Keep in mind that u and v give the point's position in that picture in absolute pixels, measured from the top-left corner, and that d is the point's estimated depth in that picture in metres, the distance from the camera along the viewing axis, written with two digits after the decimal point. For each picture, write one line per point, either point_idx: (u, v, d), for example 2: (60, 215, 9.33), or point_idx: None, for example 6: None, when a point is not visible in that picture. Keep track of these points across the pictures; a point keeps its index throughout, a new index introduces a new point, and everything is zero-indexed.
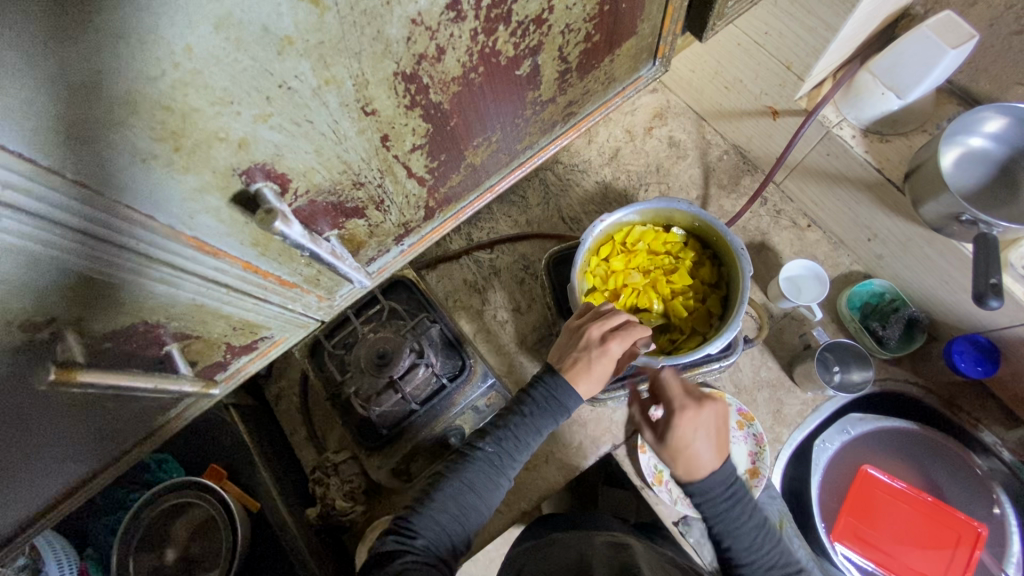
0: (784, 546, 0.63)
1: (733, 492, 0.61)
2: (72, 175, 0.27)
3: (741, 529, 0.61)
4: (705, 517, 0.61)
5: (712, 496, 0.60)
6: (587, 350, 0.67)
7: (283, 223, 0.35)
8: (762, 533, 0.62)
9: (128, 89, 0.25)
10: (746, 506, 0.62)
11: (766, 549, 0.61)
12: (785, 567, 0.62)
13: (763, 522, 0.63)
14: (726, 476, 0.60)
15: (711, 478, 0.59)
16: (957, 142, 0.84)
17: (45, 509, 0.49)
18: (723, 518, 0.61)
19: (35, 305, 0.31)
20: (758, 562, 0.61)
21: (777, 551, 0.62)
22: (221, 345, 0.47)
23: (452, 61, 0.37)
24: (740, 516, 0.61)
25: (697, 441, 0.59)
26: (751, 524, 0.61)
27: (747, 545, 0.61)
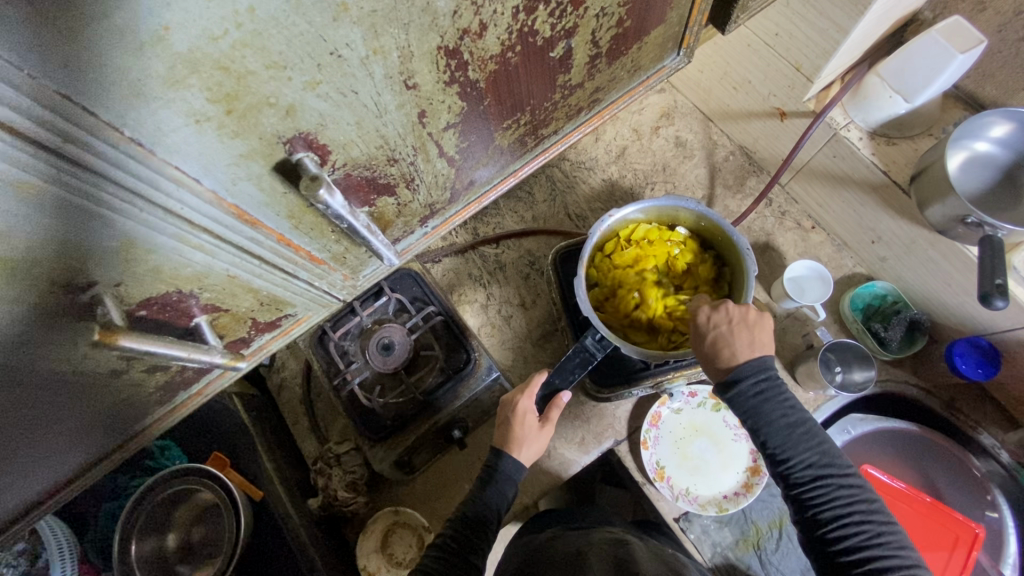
0: (829, 448, 0.61)
1: (765, 384, 0.62)
2: (129, 130, 0.27)
3: (774, 423, 0.61)
4: (736, 412, 0.63)
5: (740, 386, 0.62)
6: (513, 418, 0.86)
7: (328, 192, 0.35)
8: (799, 429, 0.61)
9: (190, 47, 0.26)
10: (779, 400, 0.62)
11: (801, 455, 0.60)
12: (827, 467, 0.60)
13: (804, 419, 0.62)
14: (756, 369, 0.62)
15: (738, 368, 0.62)
16: (963, 146, 0.85)
17: (63, 484, 0.50)
18: (754, 410, 0.62)
19: (84, 264, 0.32)
20: (795, 458, 0.60)
21: (818, 450, 0.61)
22: (247, 320, 0.48)
23: (492, 38, 0.38)
24: (771, 409, 0.61)
25: (731, 333, 0.63)
26: (785, 418, 0.61)
27: (781, 440, 0.61)
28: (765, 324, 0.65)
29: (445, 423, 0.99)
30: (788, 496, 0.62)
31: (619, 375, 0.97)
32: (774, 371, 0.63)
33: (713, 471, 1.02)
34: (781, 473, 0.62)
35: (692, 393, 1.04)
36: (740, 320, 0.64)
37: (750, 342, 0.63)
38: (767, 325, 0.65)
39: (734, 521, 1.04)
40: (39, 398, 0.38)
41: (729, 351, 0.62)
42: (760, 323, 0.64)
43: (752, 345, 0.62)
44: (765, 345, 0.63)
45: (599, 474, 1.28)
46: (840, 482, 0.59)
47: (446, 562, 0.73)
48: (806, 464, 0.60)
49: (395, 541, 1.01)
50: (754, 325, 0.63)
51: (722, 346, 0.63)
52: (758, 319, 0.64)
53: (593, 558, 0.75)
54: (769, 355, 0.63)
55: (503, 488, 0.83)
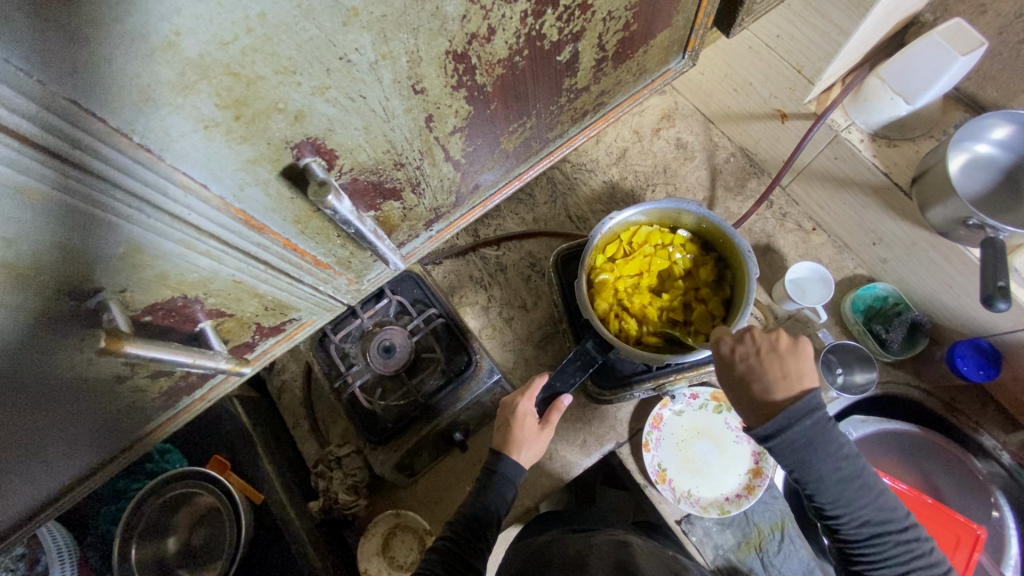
0: (883, 500, 0.60)
1: (817, 436, 0.58)
2: (138, 136, 0.27)
3: (828, 483, 0.59)
4: (784, 467, 0.60)
5: (792, 445, 0.59)
6: (513, 420, 0.86)
7: (336, 197, 0.35)
8: (855, 484, 0.59)
9: (199, 53, 0.25)
10: (835, 457, 0.59)
11: (854, 512, 0.60)
12: (882, 523, 0.60)
13: (859, 472, 0.60)
14: (805, 416, 0.58)
15: (785, 421, 0.58)
16: (964, 148, 0.85)
17: (65, 490, 0.50)
18: (806, 468, 0.59)
19: (90, 270, 0.31)
20: (848, 515, 0.60)
21: (872, 505, 0.60)
22: (251, 325, 0.47)
23: (501, 42, 0.38)
24: (826, 468, 0.59)
25: (761, 365, 0.61)
26: (840, 475, 0.59)
27: (836, 499, 0.59)
28: (800, 352, 0.62)
29: (446, 426, 0.99)
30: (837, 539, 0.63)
31: (621, 377, 0.96)
32: (824, 416, 0.59)
33: (714, 473, 1.02)
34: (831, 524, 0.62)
35: (693, 395, 1.04)
36: (770, 349, 0.62)
37: (787, 375, 0.60)
38: (803, 355, 0.62)
39: (736, 523, 1.04)
40: (45, 405, 0.38)
41: (762, 385, 0.60)
42: (795, 354, 0.62)
43: (786, 377, 0.60)
44: (805, 379, 0.60)
45: (600, 476, 1.27)
46: (895, 539, 0.59)
47: (446, 564, 0.73)
48: (861, 522, 0.60)
49: (396, 544, 1.00)
50: (786, 356, 0.61)
51: (753, 378, 0.61)
52: (790, 347, 0.62)
53: (594, 561, 0.75)
54: (812, 389, 0.60)
55: (505, 491, 0.82)
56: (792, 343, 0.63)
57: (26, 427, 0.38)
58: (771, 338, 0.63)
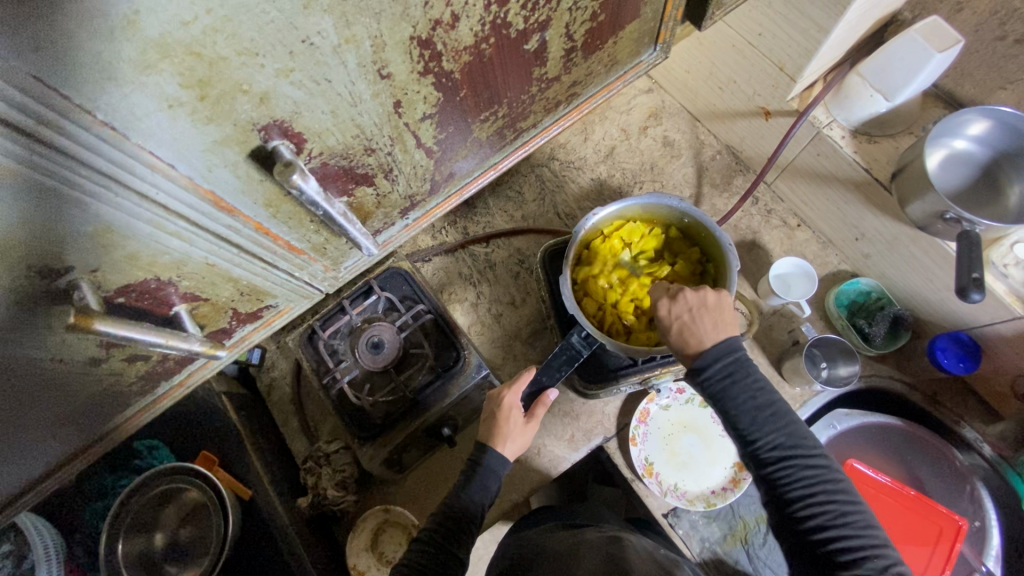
0: (796, 428, 0.60)
1: (732, 368, 0.61)
2: (102, 114, 0.28)
3: (741, 406, 0.60)
4: (705, 397, 0.62)
5: (706, 372, 0.62)
6: (502, 414, 0.86)
7: (302, 177, 0.36)
8: (767, 411, 0.60)
9: (159, 32, 0.26)
10: (747, 383, 0.61)
11: (764, 436, 0.60)
12: (794, 448, 0.59)
13: (771, 400, 0.61)
14: (722, 353, 0.62)
15: (705, 356, 0.62)
16: (940, 144, 0.87)
17: (44, 475, 0.51)
18: (722, 395, 0.61)
19: (58, 249, 0.32)
20: (761, 439, 0.60)
21: (785, 431, 0.60)
22: (228, 310, 0.48)
23: (465, 29, 0.39)
24: (739, 392, 0.61)
25: (694, 320, 0.63)
26: (753, 401, 0.61)
27: (748, 421, 0.60)
28: (724, 306, 0.65)
29: (433, 423, 1.00)
30: (757, 477, 0.61)
31: (606, 371, 0.97)
32: (742, 351, 0.62)
33: (700, 467, 1.03)
34: (749, 454, 0.61)
35: (679, 390, 1.06)
36: (700, 305, 0.64)
37: (714, 326, 0.63)
38: (727, 306, 0.65)
39: (722, 516, 1.05)
40: (14, 388, 0.39)
41: (695, 337, 0.63)
42: (721, 306, 0.65)
43: (716, 327, 0.63)
44: (729, 327, 0.63)
45: (589, 471, 1.28)
46: (808, 466, 0.58)
47: (432, 556, 0.74)
48: (773, 446, 0.59)
49: (385, 540, 1.00)
50: (715, 308, 0.64)
51: (687, 334, 0.63)
52: (717, 301, 0.65)
53: (584, 555, 0.76)
54: (735, 335, 0.63)
55: (488, 483, 0.83)
56: (718, 296, 0.65)
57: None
58: (701, 296, 0.65)
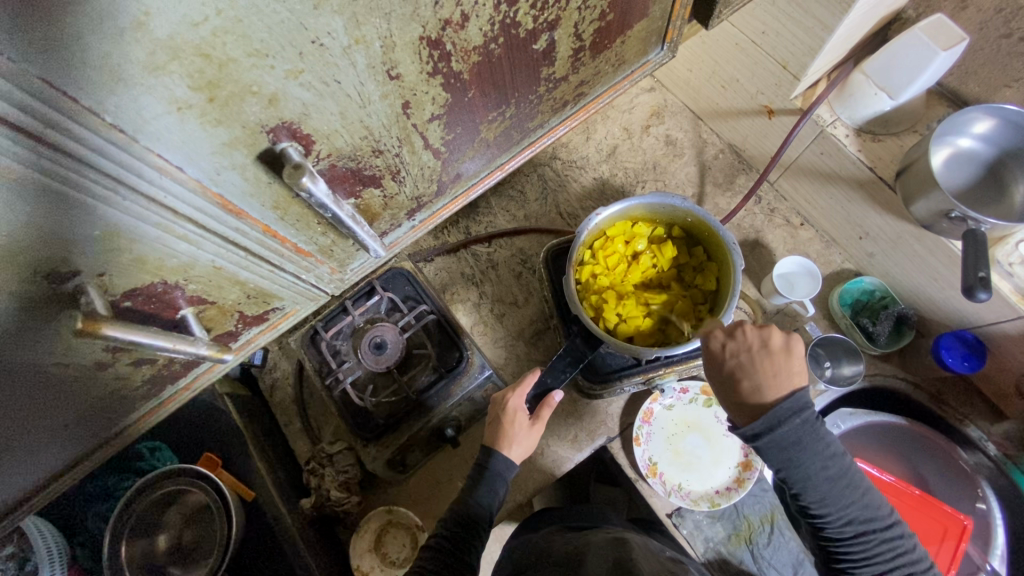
0: (867, 496, 0.62)
1: (807, 442, 0.60)
2: (110, 116, 0.28)
3: (816, 482, 0.60)
4: (773, 467, 0.61)
5: (781, 448, 0.60)
6: (507, 418, 0.86)
7: (311, 180, 0.36)
8: (840, 483, 0.61)
9: (169, 33, 0.26)
10: (822, 457, 0.60)
11: (837, 511, 0.61)
12: (866, 519, 0.61)
13: (843, 470, 0.61)
14: (793, 415, 0.59)
15: (777, 423, 0.59)
16: (946, 142, 0.86)
17: (48, 482, 0.50)
18: (796, 471, 0.60)
19: (64, 254, 0.32)
20: (833, 511, 0.61)
21: (858, 504, 0.61)
22: (234, 313, 0.48)
23: (475, 30, 0.38)
24: (815, 471, 0.60)
25: (751, 362, 0.62)
26: (827, 475, 0.60)
27: (822, 496, 0.60)
28: (791, 354, 0.63)
29: (438, 423, 1.00)
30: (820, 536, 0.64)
31: (610, 371, 0.97)
32: (812, 414, 0.60)
33: (705, 466, 1.02)
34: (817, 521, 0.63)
35: (683, 389, 1.05)
36: (761, 348, 0.63)
37: (778, 372, 0.61)
38: (794, 355, 0.63)
39: (726, 516, 1.04)
40: (19, 393, 0.38)
41: (751, 381, 0.62)
42: (785, 352, 0.63)
43: (777, 375, 0.61)
44: (794, 377, 0.62)
45: (593, 472, 1.28)
46: (876, 533, 0.61)
47: (443, 563, 0.73)
48: (845, 520, 0.61)
49: (389, 540, 1.00)
50: (778, 354, 0.62)
51: (742, 374, 0.62)
52: (783, 348, 0.63)
53: (590, 559, 0.75)
54: (800, 386, 0.61)
55: (494, 485, 0.83)
56: (783, 340, 0.64)
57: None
58: (764, 340, 0.63)
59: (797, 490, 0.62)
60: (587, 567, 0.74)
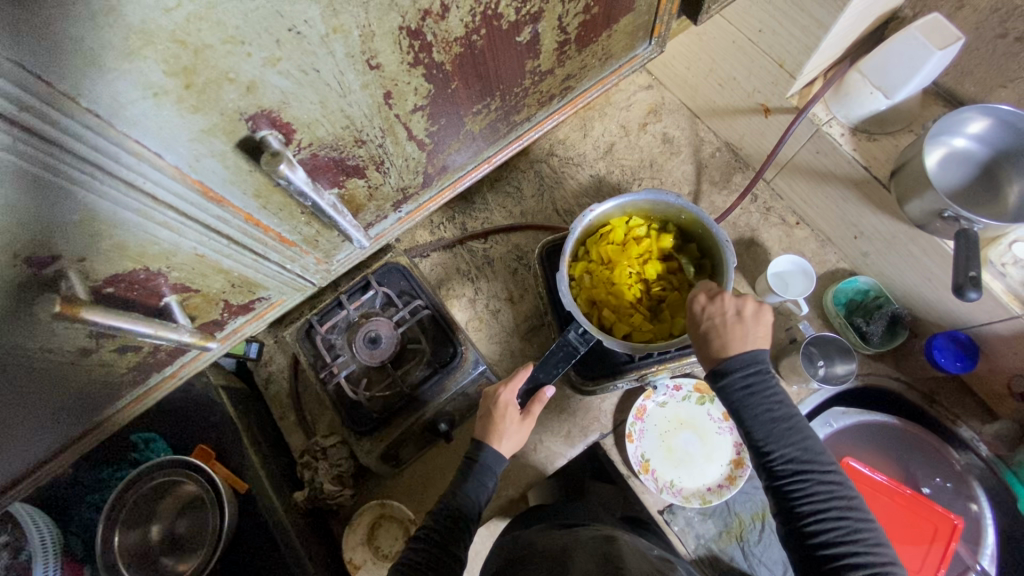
0: (813, 444, 0.61)
1: (754, 379, 0.62)
2: (86, 101, 0.28)
3: (759, 416, 0.61)
4: (725, 403, 0.63)
5: (728, 383, 0.63)
6: (500, 412, 0.86)
7: (289, 168, 0.36)
8: (784, 424, 0.61)
9: (142, 19, 0.26)
10: (767, 394, 0.62)
11: (780, 451, 0.61)
12: (810, 463, 0.60)
13: (789, 413, 0.62)
14: (749, 362, 0.62)
15: (728, 362, 0.62)
16: (940, 142, 0.86)
17: (36, 467, 0.51)
18: (741, 405, 0.62)
19: (42, 238, 0.32)
20: (777, 450, 0.61)
21: (801, 446, 0.61)
22: (219, 302, 0.48)
23: (456, 20, 0.38)
24: (758, 403, 0.62)
25: (725, 325, 0.64)
26: (771, 413, 0.62)
27: (766, 432, 0.61)
28: (761, 320, 0.65)
29: (429, 417, 1.00)
30: (767, 486, 0.63)
31: (602, 367, 0.97)
32: (765, 365, 0.63)
33: (697, 464, 1.03)
34: (763, 464, 0.62)
35: (676, 387, 1.05)
36: (734, 314, 0.64)
37: (748, 335, 0.63)
38: (764, 323, 0.65)
39: (717, 513, 1.05)
40: (0, 377, 0.39)
41: (720, 342, 0.63)
42: (758, 318, 0.65)
43: (745, 338, 0.63)
44: (761, 340, 0.64)
45: (586, 468, 1.28)
46: (820, 478, 0.60)
47: (431, 555, 0.74)
48: (789, 460, 0.60)
49: (381, 534, 1.00)
50: (751, 320, 0.64)
51: (713, 336, 0.64)
52: (755, 314, 0.64)
53: (579, 555, 0.76)
54: (765, 349, 0.63)
55: (483, 479, 0.83)
56: (758, 309, 0.65)
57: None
58: (740, 305, 0.65)
59: (745, 431, 0.63)
60: (574, 562, 0.74)
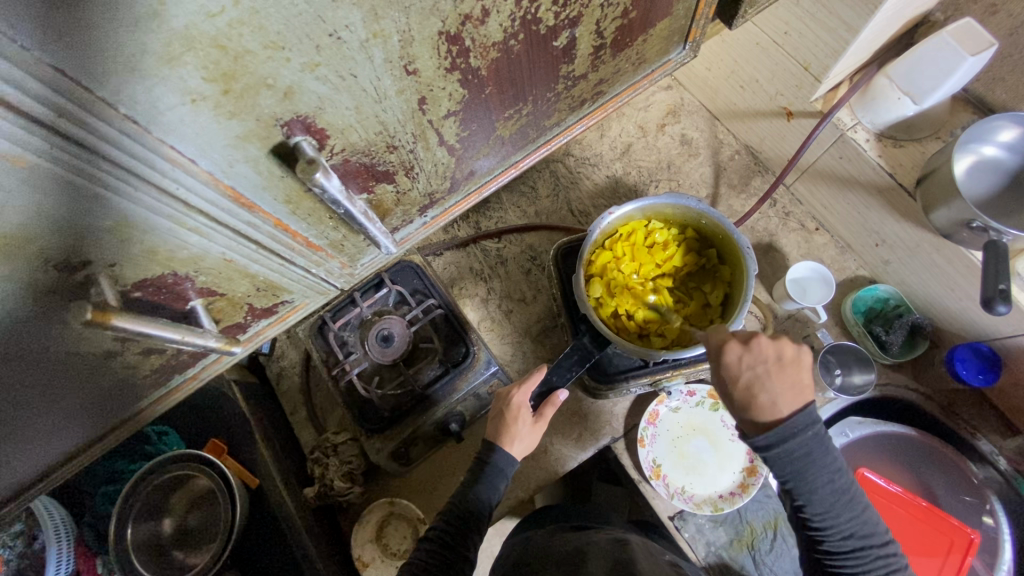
0: (866, 513, 0.60)
1: (814, 452, 0.58)
2: (124, 107, 0.27)
3: (820, 492, 0.59)
4: (781, 475, 0.60)
5: (790, 459, 0.58)
6: (514, 415, 0.85)
7: (324, 175, 0.36)
8: (844, 498, 0.60)
9: (185, 24, 0.25)
10: (830, 469, 0.59)
11: (834, 525, 0.59)
12: (864, 535, 0.60)
13: (847, 484, 0.60)
14: (805, 431, 0.58)
15: (786, 433, 0.58)
16: (970, 150, 0.83)
17: (57, 466, 0.50)
18: (801, 482, 0.59)
19: (70, 243, 0.31)
20: (834, 526, 0.59)
21: (857, 518, 0.60)
22: (244, 305, 0.47)
23: (495, 25, 0.37)
24: (820, 479, 0.59)
25: (768, 375, 0.58)
26: (831, 487, 0.59)
27: (824, 508, 0.59)
28: (802, 363, 0.60)
29: (442, 417, 0.99)
30: (811, 549, 0.63)
31: (614, 372, 0.95)
32: (823, 430, 0.59)
33: (711, 471, 1.01)
34: (813, 534, 0.61)
35: (690, 392, 1.04)
36: (777, 360, 0.59)
37: (792, 385, 0.58)
38: (805, 364, 0.61)
39: (729, 521, 1.03)
40: (26, 378, 0.38)
41: (768, 395, 0.58)
42: (799, 363, 0.60)
43: (794, 387, 0.58)
44: (806, 388, 0.59)
45: (594, 470, 1.27)
46: (874, 551, 0.59)
47: (441, 555, 0.73)
48: (845, 534, 0.59)
49: (390, 532, 1.00)
50: (792, 366, 0.59)
51: (757, 390, 0.58)
52: (795, 358, 0.60)
53: (590, 559, 0.75)
54: (813, 400, 0.59)
55: (495, 481, 0.82)
56: (796, 351, 0.61)
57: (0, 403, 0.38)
58: (778, 351, 0.59)
59: (800, 502, 0.60)
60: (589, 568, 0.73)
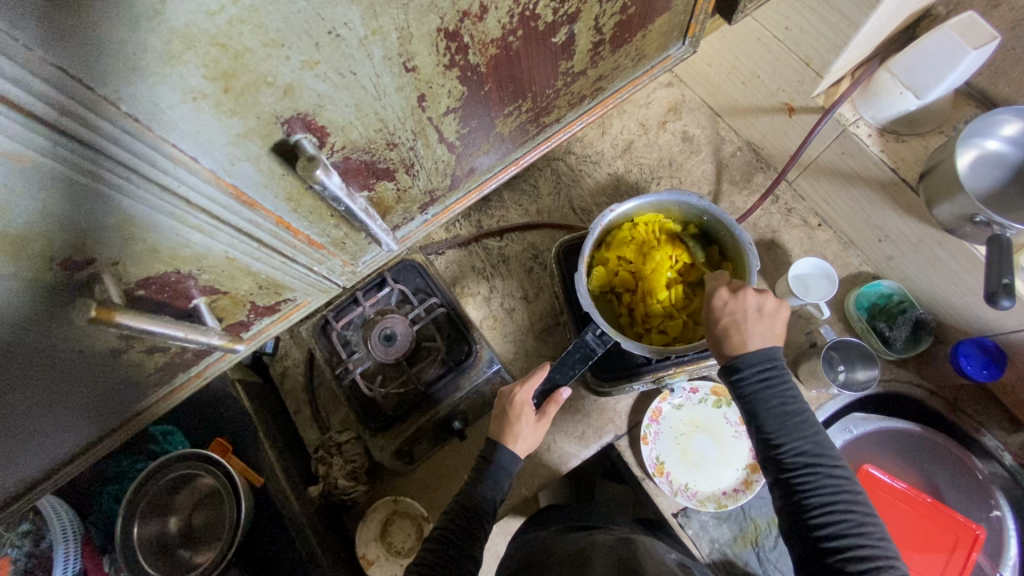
0: (823, 439, 0.60)
1: (769, 372, 0.61)
2: (126, 106, 0.28)
3: (773, 408, 0.60)
4: (737, 396, 0.62)
5: (745, 378, 0.61)
6: (517, 412, 0.85)
7: (325, 173, 0.36)
8: (797, 419, 0.60)
9: (185, 22, 0.26)
10: (783, 389, 0.61)
11: (787, 441, 0.59)
12: (819, 456, 0.59)
13: (802, 409, 0.61)
14: (762, 357, 0.61)
15: (745, 359, 0.61)
16: (973, 144, 0.83)
17: (61, 465, 0.51)
18: (755, 397, 0.61)
19: (74, 242, 0.31)
20: (788, 443, 0.59)
21: (812, 439, 0.60)
22: (246, 304, 0.48)
23: (493, 22, 0.38)
24: (773, 395, 0.61)
25: (745, 320, 0.63)
26: (784, 406, 0.60)
27: (777, 424, 0.60)
28: (779, 316, 0.64)
29: (445, 414, 0.99)
30: (771, 479, 0.60)
31: (619, 371, 0.96)
32: (780, 361, 0.62)
33: (713, 468, 1.01)
34: (771, 455, 0.60)
35: (693, 389, 1.04)
36: (755, 310, 0.63)
37: (764, 331, 0.62)
38: (781, 319, 0.64)
39: (733, 517, 1.02)
40: (31, 378, 0.39)
41: (741, 338, 0.62)
42: (777, 316, 0.64)
43: (765, 334, 0.62)
44: (777, 338, 0.63)
45: (598, 468, 1.27)
46: (830, 472, 0.58)
47: (445, 554, 0.73)
48: (799, 451, 0.59)
49: (394, 530, 1.00)
50: (770, 316, 0.63)
51: (733, 332, 0.62)
52: (773, 310, 0.63)
53: (596, 558, 0.74)
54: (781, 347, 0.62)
55: (498, 479, 0.82)
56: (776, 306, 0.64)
57: (6, 401, 0.38)
58: (759, 304, 0.63)
59: (756, 422, 0.61)
60: (595, 566, 0.73)
